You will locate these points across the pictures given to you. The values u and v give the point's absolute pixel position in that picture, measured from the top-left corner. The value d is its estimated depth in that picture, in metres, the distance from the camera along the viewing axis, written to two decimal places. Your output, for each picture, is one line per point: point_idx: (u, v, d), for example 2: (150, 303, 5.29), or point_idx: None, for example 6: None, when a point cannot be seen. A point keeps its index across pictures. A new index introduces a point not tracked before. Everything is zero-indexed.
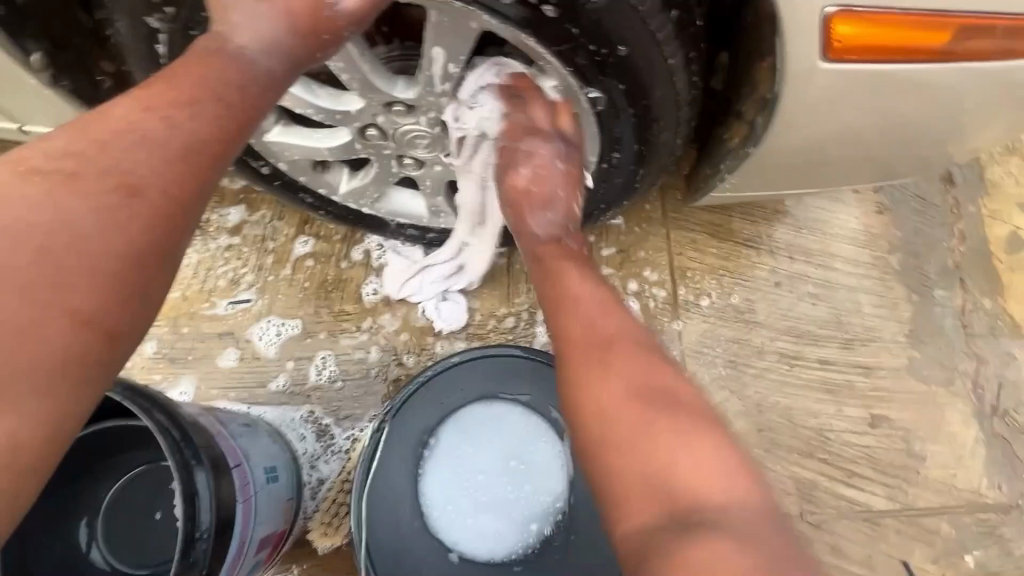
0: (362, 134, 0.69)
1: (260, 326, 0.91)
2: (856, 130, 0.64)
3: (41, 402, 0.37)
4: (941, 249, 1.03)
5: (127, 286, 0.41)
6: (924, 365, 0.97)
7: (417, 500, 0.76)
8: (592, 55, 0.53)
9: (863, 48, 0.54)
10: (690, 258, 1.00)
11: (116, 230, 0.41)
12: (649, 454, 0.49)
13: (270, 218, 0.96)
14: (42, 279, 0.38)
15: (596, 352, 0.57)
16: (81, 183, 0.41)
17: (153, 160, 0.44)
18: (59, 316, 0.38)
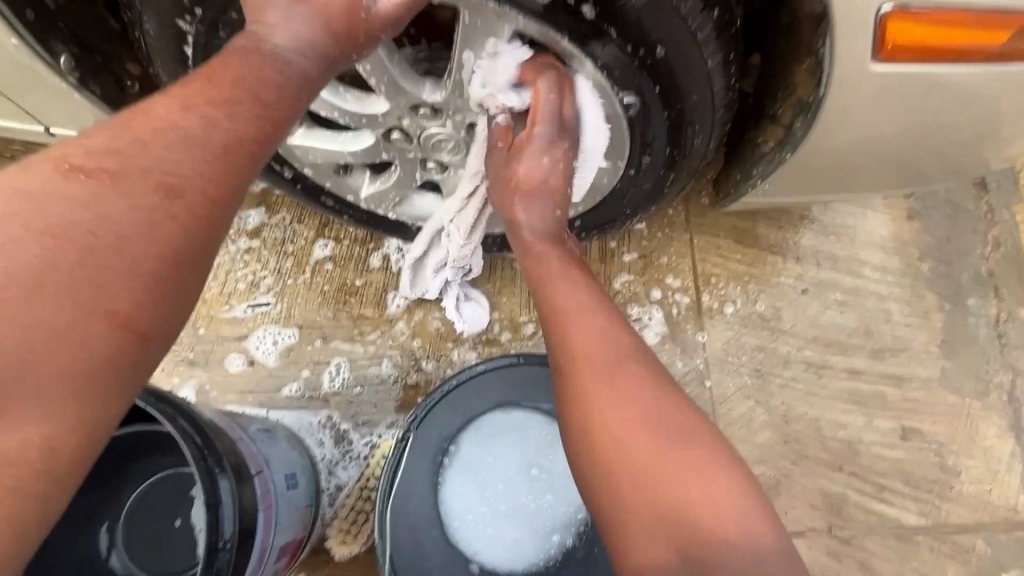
0: (387, 138, 0.68)
1: (257, 335, 0.90)
2: (899, 134, 0.61)
3: (78, 406, 0.37)
4: (975, 257, 0.99)
5: (161, 290, 0.40)
6: (958, 376, 0.94)
7: (437, 509, 0.75)
8: (628, 56, 0.52)
9: (916, 49, 0.52)
10: (714, 264, 0.98)
11: (153, 233, 0.40)
12: (659, 487, 0.48)
13: (290, 220, 0.95)
14: (81, 281, 0.38)
15: (607, 372, 0.54)
16: (120, 182, 0.41)
17: (193, 160, 0.43)
18: (97, 319, 0.38)
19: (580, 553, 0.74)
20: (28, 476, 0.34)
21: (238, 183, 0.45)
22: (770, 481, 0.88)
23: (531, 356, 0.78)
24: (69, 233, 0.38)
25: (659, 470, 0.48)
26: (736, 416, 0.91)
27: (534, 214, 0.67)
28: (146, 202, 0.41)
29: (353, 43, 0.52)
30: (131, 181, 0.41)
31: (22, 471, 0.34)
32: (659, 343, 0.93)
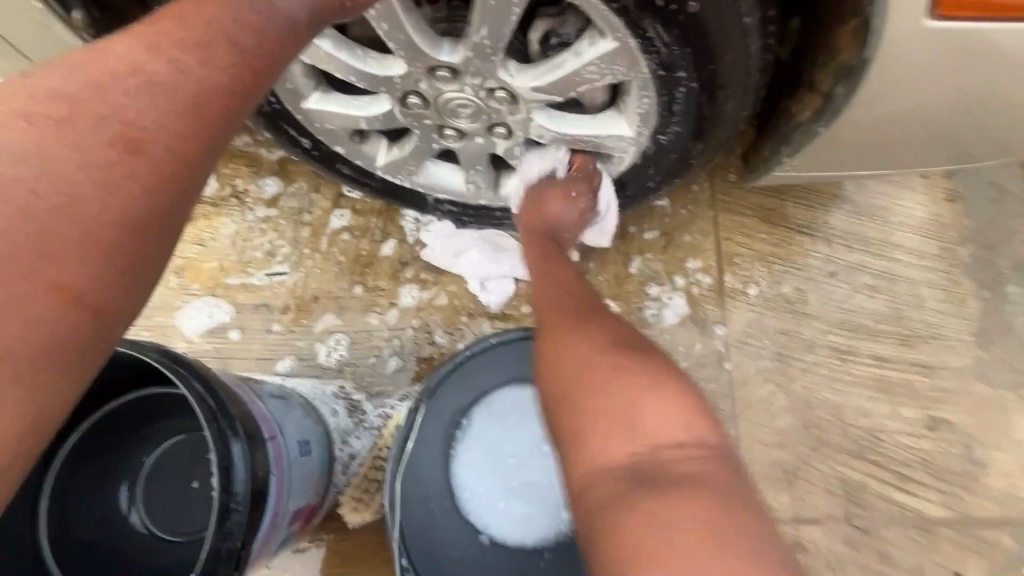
0: (404, 102, 0.66)
1: (193, 305, 0.91)
2: (948, 104, 0.57)
3: (22, 386, 0.36)
4: (1019, 242, 0.94)
5: (122, 254, 0.40)
6: (992, 366, 0.90)
7: (448, 480, 0.75)
8: (658, 12, 0.49)
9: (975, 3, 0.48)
10: (738, 244, 0.94)
11: (108, 190, 0.40)
12: (615, 398, 0.46)
13: (307, 189, 0.95)
14: (31, 247, 0.37)
15: (572, 317, 0.55)
16: (75, 135, 0.40)
17: (158, 110, 0.43)
18: (46, 292, 0.37)
19: None
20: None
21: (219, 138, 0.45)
22: (788, 467, 0.86)
23: None
24: (10, 196, 0.37)
25: (618, 401, 0.46)
26: (756, 400, 0.89)
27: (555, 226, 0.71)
28: (105, 160, 0.40)
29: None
30: (89, 137, 0.40)
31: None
32: (678, 323, 0.91)
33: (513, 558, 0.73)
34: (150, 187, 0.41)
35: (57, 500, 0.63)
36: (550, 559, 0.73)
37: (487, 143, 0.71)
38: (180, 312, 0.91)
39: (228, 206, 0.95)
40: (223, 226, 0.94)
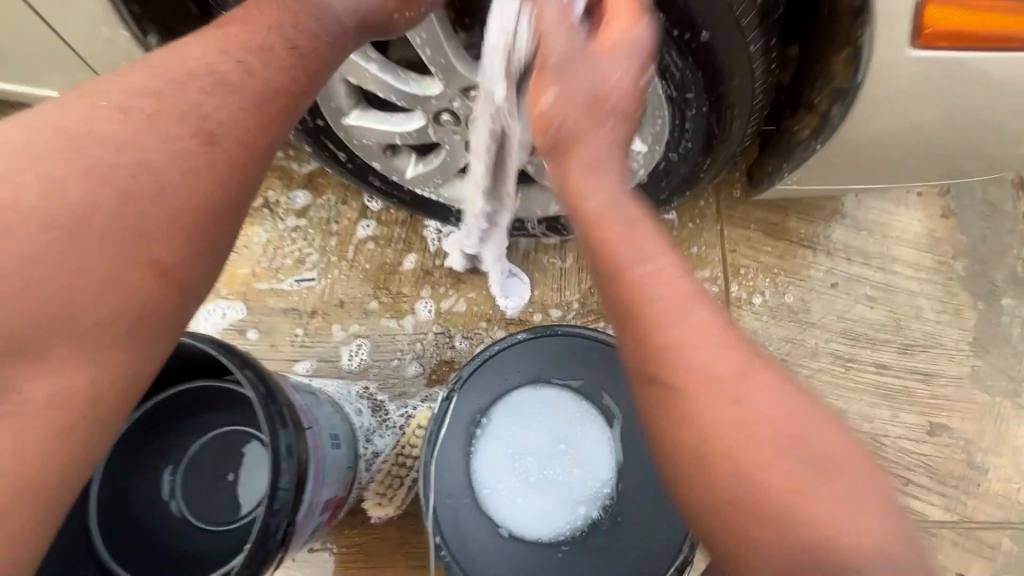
0: (436, 120, 0.72)
1: (207, 309, 0.96)
2: (936, 125, 0.63)
3: (116, 353, 0.40)
4: (1011, 256, 0.99)
5: (202, 236, 0.45)
6: (989, 375, 0.94)
7: (468, 475, 0.79)
8: (675, 40, 0.55)
9: (953, 35, 0.53)
10: (743, 255, 0.99)
11: (190, 178, 0.45)
12: (810, 521, 0.35)
13: (334, 201, 1.01)
14: (125, 224, 0.42)
15: (726, 382, 0.39)
16: (159, 131, 0.46)
17: (229, 107, 0.48)
18: (142, 266, 0.42)
19: (605, 525, 0.77)
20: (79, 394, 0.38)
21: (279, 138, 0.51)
22: None
23: (568, 329, 0.81)
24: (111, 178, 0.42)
25: (775, 439, 0.37)
26: None
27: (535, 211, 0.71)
28: (188, 154, 0.46)
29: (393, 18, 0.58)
30: (172, 131, 0.46)
31: (71, 413, 0.38)
32: None
33: (530, 551, 0.76)
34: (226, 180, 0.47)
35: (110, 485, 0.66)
36: (566, 552, 0.76)
37: None
38: (213, 315, 0.96)
39: (260, 216, 1.00)
40: (255, 235, 1.00)
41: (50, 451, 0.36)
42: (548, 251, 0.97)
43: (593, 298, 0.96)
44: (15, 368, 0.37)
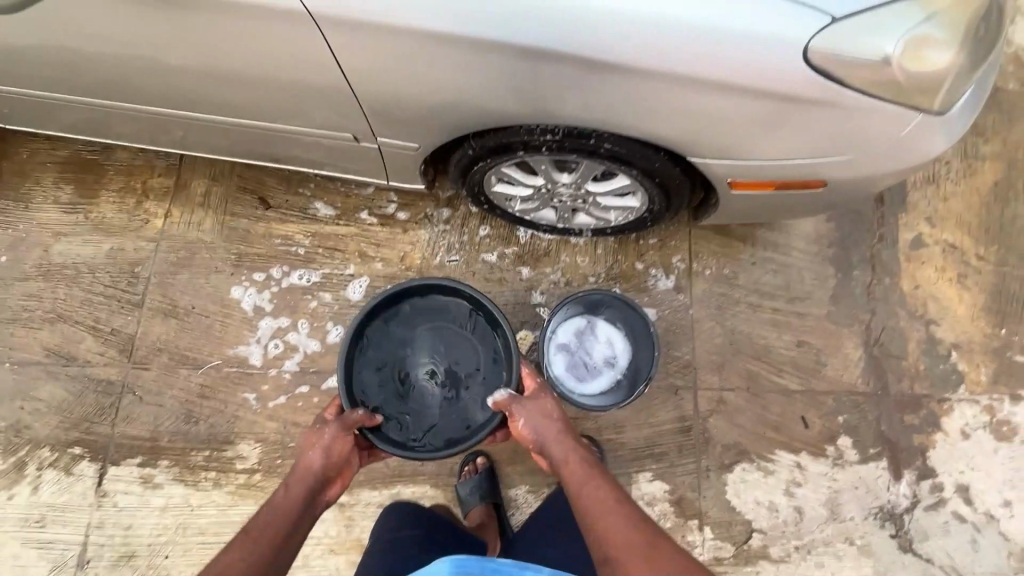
0: (535, 192, 1.44)
1: (356, 283, 1.73)
2: (760, 208, 1.31)
3: (696, 127, 1.08)
4: (865, 246, 1.72)
5: (713, 118, 1.06)
6: (838, 314, 1.68)
7: (551, 364, 1.55)
8: (652, 181, 1.26)
9: (745, 186, 1.20)
10: (702, 246, 1.73)
11: (691, 111, 1.06)
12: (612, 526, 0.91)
13: (464, 214, 1.77)
14: (699, 112, 1.05)
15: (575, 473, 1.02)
16: (593, 117, 1.11)
17: (660, 106, 1.06)
18: (706, 117, 1.06)
19: (623, 382, 1.57)
20: (691, 129, 1.09)
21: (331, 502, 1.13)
22: (719, 363, 1.65)
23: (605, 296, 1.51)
24: (621, 118, 1.10)
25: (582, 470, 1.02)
26: (704, 329, 1.68)
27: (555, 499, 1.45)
28: (276, 526, 0.96)
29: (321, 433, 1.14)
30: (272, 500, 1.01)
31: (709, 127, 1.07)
32: (665, 290, 1.70)
33: (587, 397, 1.55)
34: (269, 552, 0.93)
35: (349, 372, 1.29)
36: (605, 394, 1.56)
37: (568, 208, 1.50)
38: (401, 278, 1.73)
39: (424, 222, 1.76)
40: (427, 236, 1.76)
41: (688, 133, 1.10)
42: (583, 251, 1.73)
43: (612, 270, 1.71)
44: (669, 126, 1.09)
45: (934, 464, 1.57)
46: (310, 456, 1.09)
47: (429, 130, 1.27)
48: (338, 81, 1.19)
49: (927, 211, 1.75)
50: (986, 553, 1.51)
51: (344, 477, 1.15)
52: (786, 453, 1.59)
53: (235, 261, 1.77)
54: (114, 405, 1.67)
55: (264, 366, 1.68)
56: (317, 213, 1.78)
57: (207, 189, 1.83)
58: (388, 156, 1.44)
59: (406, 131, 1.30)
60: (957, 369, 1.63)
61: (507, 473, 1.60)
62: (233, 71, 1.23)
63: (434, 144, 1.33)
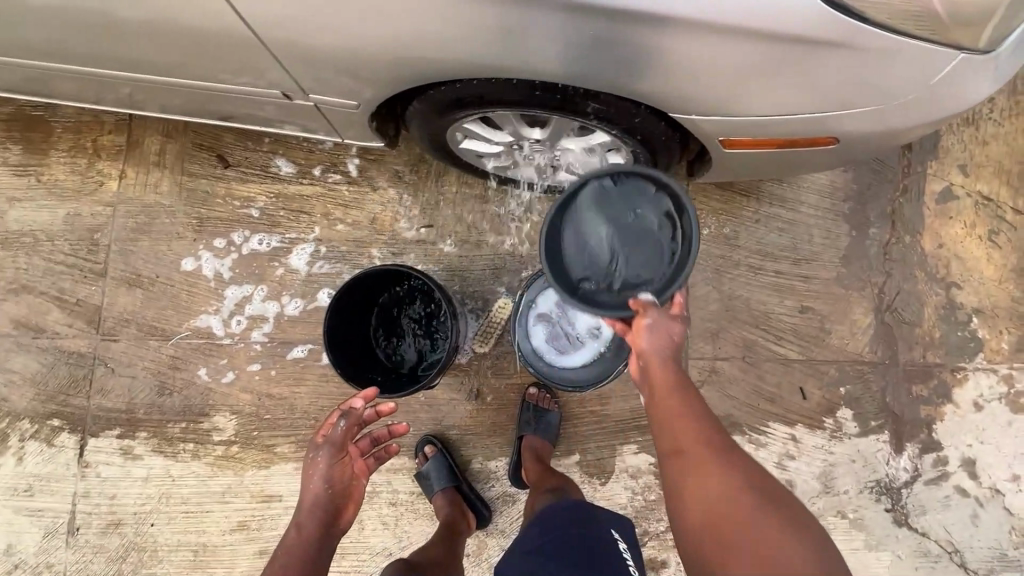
0: (507, 148, 1.27)
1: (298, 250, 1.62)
2: (760, 165, 1.16)
3: (678, 82, 0.91)
4: (885, 200, 1.53)
5: (697, 71, 0.88)
6: (847, 278, 1.53)
7: (530, 335, 1.46)
8: (633, 139, 1.09)
9: (741, 144, 1.04)
10: (700, 202, 1.56)
11: (670, 64, 0.88)
12: (757, 540, 0.69)
13: (438, 170, 1.61)
14: (679, 64, 0.87)
15: (689, 463, 0.79)
16: (553, 70, 0.94)
17: (631, 58, 0.88)
18: (688, 71, 0.88)
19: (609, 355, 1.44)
20: (672, 84, 0.92)
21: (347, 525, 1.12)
22: (713, 331, 1.53)
23: None
24: (586, 70, 0.92)
25: (712, 451, 0.79)
26: (698, 294, 1.54)
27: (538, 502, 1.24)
28: (292, 558, 1.00)
29: (320, 451, 1.11)
30: (285, 543, 1.04)
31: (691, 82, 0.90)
32: None
33: (569, 370, 1.44)
34: None
35: (341, 306, 1.24)
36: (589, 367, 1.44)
37: (547, 165, 1.33)
38: (371, 242, 1.61)
39: (395, 180, 1.62)
40: (397, 195, 1.61)
41: (669, 87, 0.93)
42: None
43: None
44: (643, 80, 0.92)
45: (941, 437, 1.47)
46: (312, 484, 1.08)
47: (374, 83, 1.11)
48: (269, 33, 1.02)
49: (961, 157, 1.54)
50: (986, 528, 1.44)
51: (355, 500, 1.13)
52: (780, 425, 1.50)
53: (197, 226, 1.66)
54: (87, 376, 1.63)
55: (233, 337, 1.61)
56: (278, 170, 1.65)
57: (161, 146, 1.69)
58: (337, 114, 1.27)
59: (350, 85, 1.13)
60: (977, 336, 1.49)
61: (486, 445, 1.55)
62: (146, 22, 1.07)
63: (382, 98, 1.16)
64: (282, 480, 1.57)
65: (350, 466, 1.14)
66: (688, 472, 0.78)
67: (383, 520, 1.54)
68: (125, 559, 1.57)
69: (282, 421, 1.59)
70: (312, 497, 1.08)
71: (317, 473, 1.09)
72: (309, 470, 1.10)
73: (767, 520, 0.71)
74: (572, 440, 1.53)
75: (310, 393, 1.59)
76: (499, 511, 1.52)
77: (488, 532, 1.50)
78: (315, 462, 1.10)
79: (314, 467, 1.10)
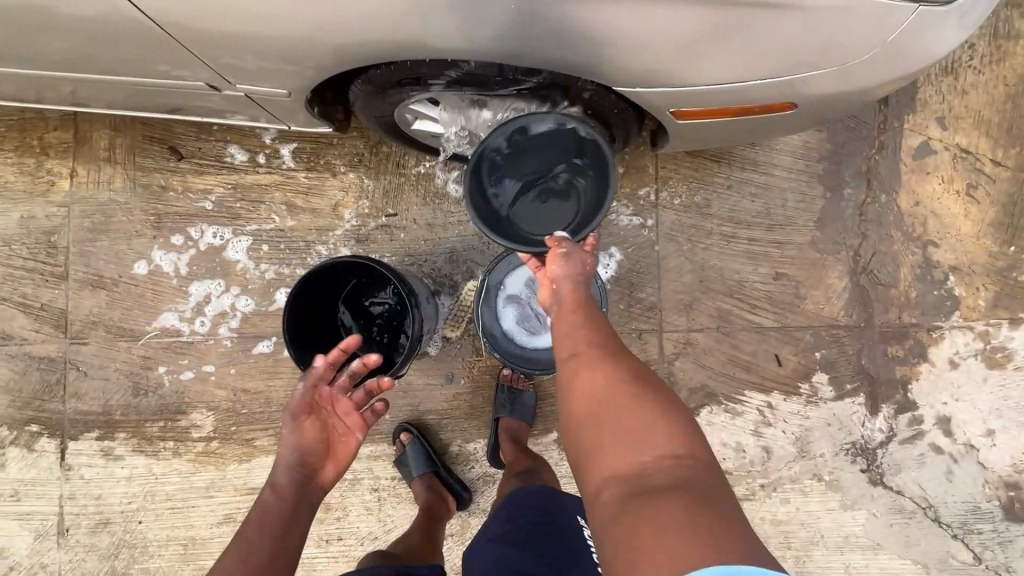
0: (460, 128, 1.21)
1: (233, 245, 1.58)
2: (720, 132, 1.11)
3: (622, 51, 0.86)
4: (860, 159, 1.48)
5: (639, 38, 0.83)
6: (822, 242, 1.49)
7: (497, 318, 1.43)
8: (584, 115, 1.04)
9: (695, 114, 1.00)
10: (670, 170, 1.51)
11: (610, 31, 0.83)
12: (633, 436, 0.68)
13: (399, 152, 1.56)
14: (621, 31, 0.83)
15: (581, 361, 0.77)
16: (490, 47, 0.89)
17: (569, 29, 0.83)
18: (630, 39, 0.84)
19: None
20: (615, 54, 0.87)
21: (331, 483, 1.05)
22: (687, 303, 1.51)
23: None
24: (524, 46, 0.87)
25: (606, 354, 0.77)
26: (671, 266, 1.51)
27: (510, 485, 1.24)
28: (274, 513, 0.94)
29: (297, 406, 1.04)
30: (262, 499, 0.97)
31: (635, 49, 0.85)
32: (628, 226, 1.51)
33: (537, 351, 1.42)
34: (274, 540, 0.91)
35: (300, 301, 1.22)
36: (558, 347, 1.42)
37: None
38: (335, 230, 1.56)
39: (355, 163, 1.56)
40: (358, 180, 1.56)
41: (613, 58, 0.88)
42: None
43: None
44: (585, 52, 0.87)
45: (916, 396, 1.47)
46: (289, 439, 1.02)
47: (309, 69, 1.05)
48: (194, 23, 0.96)
49: (939, 109, 1.48)
50: (960, 482, 1.46)
51: (336, 455, 1.06)
52: (756, 393, 1.50)
53: (155, 222, 1.61)
54: (61, 381, 1.62)
55: (203, 334, 1.59)
56: (233, 159, 1.59)
57: (110, 141, 1.63)
58: (279, 102, 1.21)
59: (285, 71, 1.07)
60: (953, 294, 1.47)
61: (464, 427, 1.55)
62: (61, 17, 1.01)
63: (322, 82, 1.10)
64: (264, 473, 1.58)
65: (322, 424, 1.06)
66: (581, 371, 0.76)
67: (366, 506, 1.56)
68: (117, 556, 1.59)
69: (259, 415, 1.58)
70: (290, 450, 1.01)
71: (294, 429, 1.02)
72: (287, 425, 1.03)
73: (643, 415, 0.69)
74: (549, 418, 1.53)
75: (285, 386, 1.58)
76: (480, 491, 1.53)
77: (470, 513, 1.52)
78: (292, 419, 1.03)
79: (291, 421, 1.03)
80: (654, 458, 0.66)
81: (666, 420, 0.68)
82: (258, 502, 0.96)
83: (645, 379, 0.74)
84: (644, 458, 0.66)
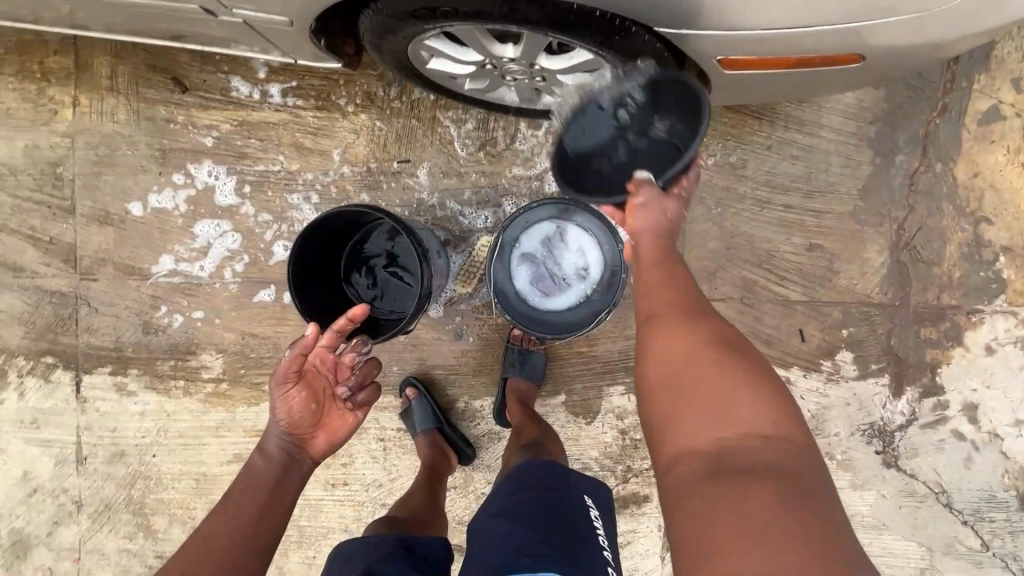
0: (481, 68, 1.10)
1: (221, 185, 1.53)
2: (770, 87, 1.00)
3: None
4: (918, 122, 1.34)
5: None
6: (864, 213, 1.38)
7: (511, 275, 1.37)
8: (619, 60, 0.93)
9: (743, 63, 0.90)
10: (706, 126, 1.39)
11: None
12: (718, 400, 0.67)
13: (415, 93, 1.45)
14: None
15: (663, 323, 0.79)
16: None
17: None
18: None
19: (594, 296, 1.36)
20: None
21: (323, 453, 1.04)
22: (711, 271, 1.42)
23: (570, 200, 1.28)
24: None
25: (692, 318, 0.78)
26: (698, 231, 1.41)
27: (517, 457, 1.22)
28: (263, 487, 0.95)
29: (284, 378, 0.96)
30: (252, 462, 0.97)
31: None
32: None
33: (551, 313, 1.37)
34: (260, 515, 0.92)
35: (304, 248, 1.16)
36: (573, 310, 1.37)
37: (528, 88, 1.16)
38: (345, 176, 1.49)
39: (367, 104, 1.47)
40: (370, 122, 1.47)
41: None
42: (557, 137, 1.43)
43: None
44: None
45: (945, 381, 1.40)
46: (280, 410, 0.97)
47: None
48: None
49: (1016, 69, 1.32)
50: (979, 470, 1.41)
51: (330, 426, 1.04)
52: (775, 368, 1.44)
53: (161, 158, 1.55)
54: (73, 316, 1.62)
55: (211, 276, 1.56)
56: (238, 93, 1.50)
57: (112, 69, 1.55)
58: (284, 33, 1.11)
59: None
60: (1001, 277, 1.37)
61: (471, 384, 1.53)
62: None
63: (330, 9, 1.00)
64: None
65: (315, 394, 1.02)
66: (663, 331, 0.78)
67: (371, 454, 1.57)
68: (132, 486, 1.65)
69: (267, 360, 1.58)
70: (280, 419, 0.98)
71: (285, 402, 0.97)
72: (276, 395, 0.97)
73: (731, 379, 0.69)
74: (558, 381, 1.50)
75: (293, 333, 1.57)
76: (485, 448, 1.53)
77: (474, 468, 1.53)
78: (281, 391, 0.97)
79: (280, 392, 0.96)
80: (748, 428, 0.64)
81: (762, 393, 0.67)
82: (248, 471, 0.97)
83: (733, 350, 0.74)
84: (735, 427, 0.65)
